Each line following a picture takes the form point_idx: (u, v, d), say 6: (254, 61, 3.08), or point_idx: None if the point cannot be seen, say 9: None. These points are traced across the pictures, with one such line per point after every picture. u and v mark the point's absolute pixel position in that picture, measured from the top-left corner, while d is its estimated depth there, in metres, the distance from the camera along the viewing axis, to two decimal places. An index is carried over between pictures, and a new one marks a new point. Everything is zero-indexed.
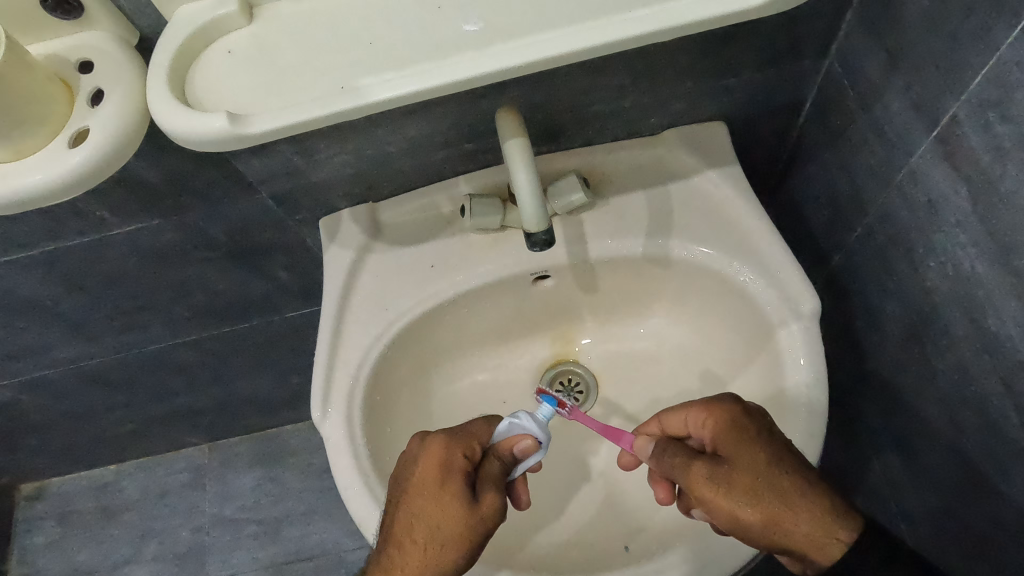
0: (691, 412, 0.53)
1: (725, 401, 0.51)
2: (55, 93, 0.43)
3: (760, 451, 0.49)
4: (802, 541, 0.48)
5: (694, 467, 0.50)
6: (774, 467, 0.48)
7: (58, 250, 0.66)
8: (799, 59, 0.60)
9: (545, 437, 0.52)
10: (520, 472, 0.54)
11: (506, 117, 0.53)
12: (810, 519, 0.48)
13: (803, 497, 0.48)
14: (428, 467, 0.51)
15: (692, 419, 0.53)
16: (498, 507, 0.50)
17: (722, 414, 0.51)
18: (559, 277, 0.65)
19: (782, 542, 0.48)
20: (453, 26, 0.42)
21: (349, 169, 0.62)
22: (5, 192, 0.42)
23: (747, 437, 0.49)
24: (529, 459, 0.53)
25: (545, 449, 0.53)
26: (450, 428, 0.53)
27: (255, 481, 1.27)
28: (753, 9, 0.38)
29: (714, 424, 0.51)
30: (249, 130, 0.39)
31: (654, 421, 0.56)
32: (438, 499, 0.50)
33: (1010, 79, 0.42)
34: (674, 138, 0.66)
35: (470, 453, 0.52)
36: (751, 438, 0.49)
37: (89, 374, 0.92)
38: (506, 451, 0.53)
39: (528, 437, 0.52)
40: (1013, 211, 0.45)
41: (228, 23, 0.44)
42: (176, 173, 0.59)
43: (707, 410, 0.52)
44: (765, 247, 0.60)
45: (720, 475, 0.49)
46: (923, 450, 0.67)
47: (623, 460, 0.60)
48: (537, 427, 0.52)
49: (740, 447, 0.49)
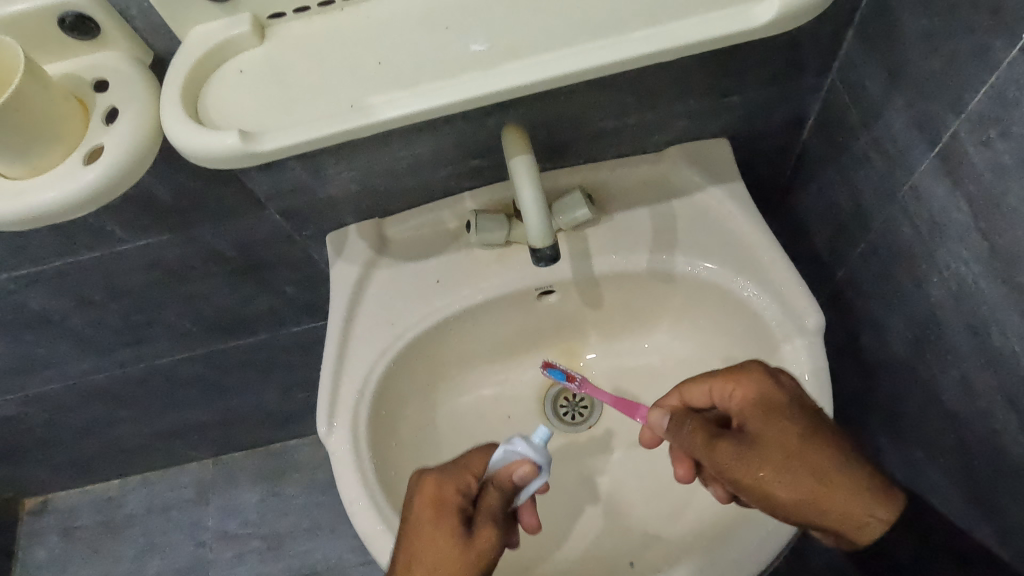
0: (715, 384, 0.53)
1: (752, 371, 0.51)
2: (71, 111, 0.44)
3: (790, 425, 0.49)
4: (834, 518, 0.48)
5: (720, 445, 0.49)
6: (806, 443, 0.48)
7: (68, 264, 0.66)
8: (800, 77, 0.61)
9: (544, 461, 0.49)
10: (525, 497, 0.51)
11: (512, 134, 0.54)
12: (843, 494, 0.48)
13: (836, 473, 0.48)
14: (423, 506, 0.50)
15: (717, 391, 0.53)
16: (494, 544, 0.48)
17: (750, 385, 0.51)
18: (563, 291, 0.66)
19: (815, 518, 0.48)
20: (461, 46, 0.43)
21: (356, 185, 0.63)
22: (21, 209, 0.43)
23: (775, 411, 0.49)
24: (529, 484, 0.50)
25: (546, 472, 0.49)
26: (446, 463, 0.53)
27: (258, 497, 1.27)
28: (756, 30, 0.39)
29: (741, 395, 0.51)
30: (260, 147, 0.40)
31: (675, 395, 0.56)
32: (433, 537, 0.49)
33: (1009, 97, 0.43)
34: (678, 154, 0.67)
35: (465, 489, 0.51)
36: (780, 412, 0.49)
37: (97, 388, 0.92)
38: (505, 478, 0.50)
39: (524, 462, 0.49)
40: (1015, 227, 0.45)
41: (241, 43, 0.45)
42: (187, 189, 0.60)
43: (734, 381, 0.52)
44: (769, 262, 0.60)
45: (749, 453, 0.48)
46: (930, 466, 0.67)
47: (645, 439, 0.60)
48: (533, 452, 0.49)
49: (769, 422, 0.49)
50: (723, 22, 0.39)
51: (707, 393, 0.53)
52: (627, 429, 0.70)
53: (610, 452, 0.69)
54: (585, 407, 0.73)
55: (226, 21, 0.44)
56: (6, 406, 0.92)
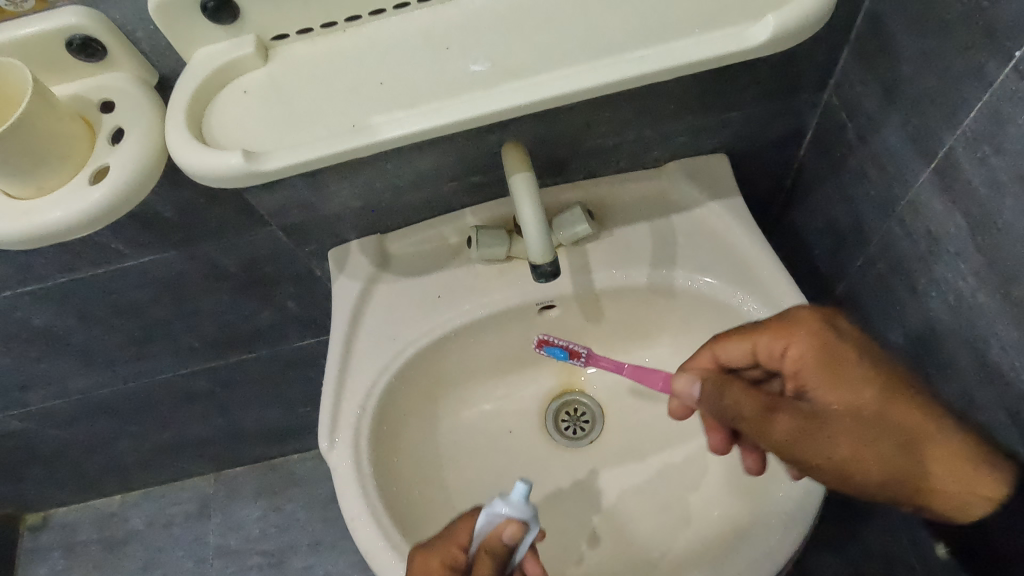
0: (760, 339, 0.52)
1: (802, 324, 0.51)
2: (78, 132, 0.45)
3: (853, 383, 0.49)
4: (918, 480, 0.47)
5: (779, 420, 0.47)
6: (874, 402, 0.48)
7: (72, 281, 0.67)
8: (798, 93, 0.62)
9: (529, 517, 0.47)
10: (522, 554, 0.49)
11: (512, 152, 0.54)
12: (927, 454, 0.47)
13: (914, 433, 0.47)
14: None
15: (763, 346, 0.52)
16: None
17: (803, 340, 0.51)
18: (564, 306, 0.66)
19: (893, 485, 0.47)
20: (461, 66, 0.43)
21: (358, 202, 0.64)
22: (27, 228, 0.43)
23: (835, 367, 0.50)
24: (524, 540, 0.48)
25: (534, 527, 0.47)
26: (438, 536, 0.52)
27: (260, 512, 1.26)
28: (751, 50, 0.39)
29: (795, 349, 0.51)
30: (263, 167, 0.40)
31: (706, 353, 0.55)
32: None
33: (1004, 114, 0.43)
34: (677, 170, 0.67)
35: (454, 561, 0.49)
36: (838, 367, 0.50)
37: (99, 403, 0.92)
38: (493, 543, 0.47)
39: (509, 522, 0.47)
40: (1011, 242, 0.46)
41: (245, 64, 0.45)
42: (191, 206, 0.61)
43: (785, 335, 0.51)
44: (769, 276, 0.61)
45: (814, 422, 0.47)
46: None
47: (673, 409, 0.58)
48: (516, 510, 0.47)
49: (828, 378, 0.50)
50: (719, 43, 0.40)
51: (749, 350, 0.53)
52: (629, 444, 0.70)
53: (611, 467, 0.69)
54: (587, 421, 0.73)
55: (230, 43, 0.45)
56: (8, 422, 0.92)
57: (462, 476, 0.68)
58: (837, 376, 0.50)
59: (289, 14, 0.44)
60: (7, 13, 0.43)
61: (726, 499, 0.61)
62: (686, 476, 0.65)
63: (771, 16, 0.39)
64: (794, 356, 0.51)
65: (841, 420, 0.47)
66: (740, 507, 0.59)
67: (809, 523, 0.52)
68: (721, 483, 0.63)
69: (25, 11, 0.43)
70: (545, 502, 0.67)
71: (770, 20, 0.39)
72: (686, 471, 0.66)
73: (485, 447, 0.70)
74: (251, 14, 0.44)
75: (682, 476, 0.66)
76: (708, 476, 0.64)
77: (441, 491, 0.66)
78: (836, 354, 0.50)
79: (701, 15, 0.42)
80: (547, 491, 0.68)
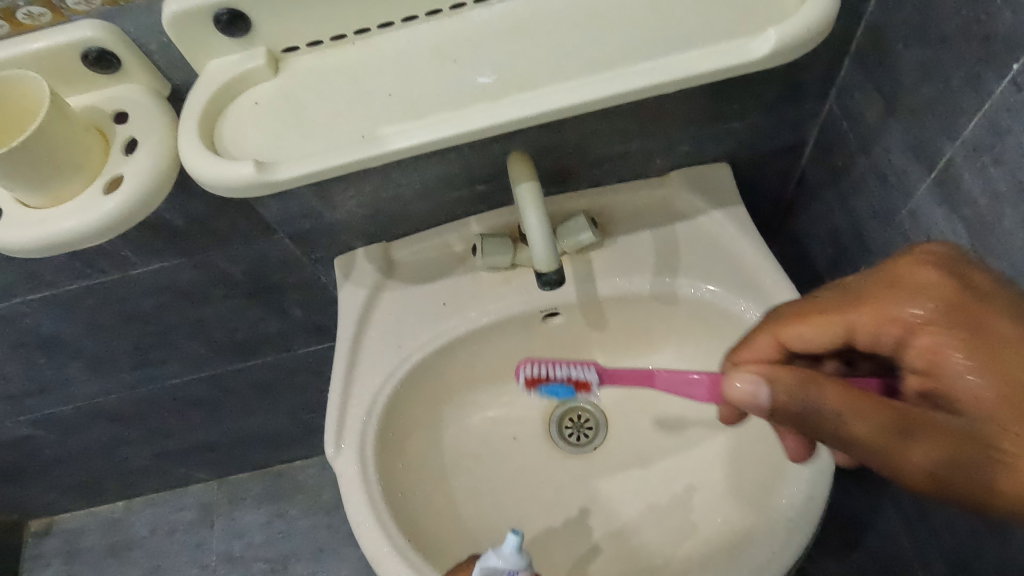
0: (858, 315, 0.44)
1: (919, 293, 0.41)
2: (92, 142, 0.46)
3: (987, 366, 0.38)
4: None
5: (893, 428, 0.38)
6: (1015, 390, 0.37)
7: (82, 288, 0.68)
8: (799, 103, 0.63)
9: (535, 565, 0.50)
10: None
11: (518, 162, 0.55)
12: None
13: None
14: None
15: (862, 324, 0.44)
16: None
17: (921, 311, 0.41)
18: (568, 314, 0.67)
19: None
20: (468, 78, 0.44)
21: (364, 210, 0.65)
22: (44, 237, 0.44)
23: (966, 346, 0.39)
24: None
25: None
26: None
27: (263, 519, 1.26)
28: (754, 62, 0.40)
29: (903, 325, 0.42)
30: (274, 177, 0.41)
31: (769, 336, 0.49)
32: None
33: (1002, 125, 0.44)
34: (680, 179, 0.68)
35: None
36: (967, 346, 0.39)
37: (105, 409, 0.93)
38: None
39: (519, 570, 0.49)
40: (1011, 251, 0.46)
41: (256, 76, 0.46)
42: (200, 215, 0.62)
43: (889, 310, 0.43)
44: (771, 284, 0.61)
45: (921, 421, 0.38)
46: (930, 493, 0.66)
47: (724, 416, 0.56)
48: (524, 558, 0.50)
49: (951, 361, 0.39)
50: (722, 56, 0.40)
51: (836, 331, 0.46)
52: (631, 451, 0.70)
53: (615, 474, 0.69)
54: (590, 428, 0.73)
55: (241, 55, 0.46)
56: (15, 428, 0.93)
57: (467, 482, 0.68)
58: (970, 355, 0.39)
59: (300, 27, 0.45)
60: (25, 26, 0.44)
61: (729, 505, 0.62)
62: (689, 483, 0.66)
63: (772, 29, 0.40)
64: (911, 329, 0.42)
65: (953, 420, 0.38)
66: (742, 513, 0.60)
67: (813, 526, 0.52)
68: (723, 490, 0.63)
69: (43, 24, 0.44)
70: (549, 509, 0.68)
71: (772, 34, 0.40)
72: (689, 477, 0.66)
73: (490, 454, 0.71)
74: (262, 27, 0.45)
75: (685, 483, 0.66)
76: (711, 483, 0.65)
77: (446, 497, 0.66)
78: (972, 323, 0.39)
79: (703, 28, 0.43)
80: (551, 497, 0.69)
